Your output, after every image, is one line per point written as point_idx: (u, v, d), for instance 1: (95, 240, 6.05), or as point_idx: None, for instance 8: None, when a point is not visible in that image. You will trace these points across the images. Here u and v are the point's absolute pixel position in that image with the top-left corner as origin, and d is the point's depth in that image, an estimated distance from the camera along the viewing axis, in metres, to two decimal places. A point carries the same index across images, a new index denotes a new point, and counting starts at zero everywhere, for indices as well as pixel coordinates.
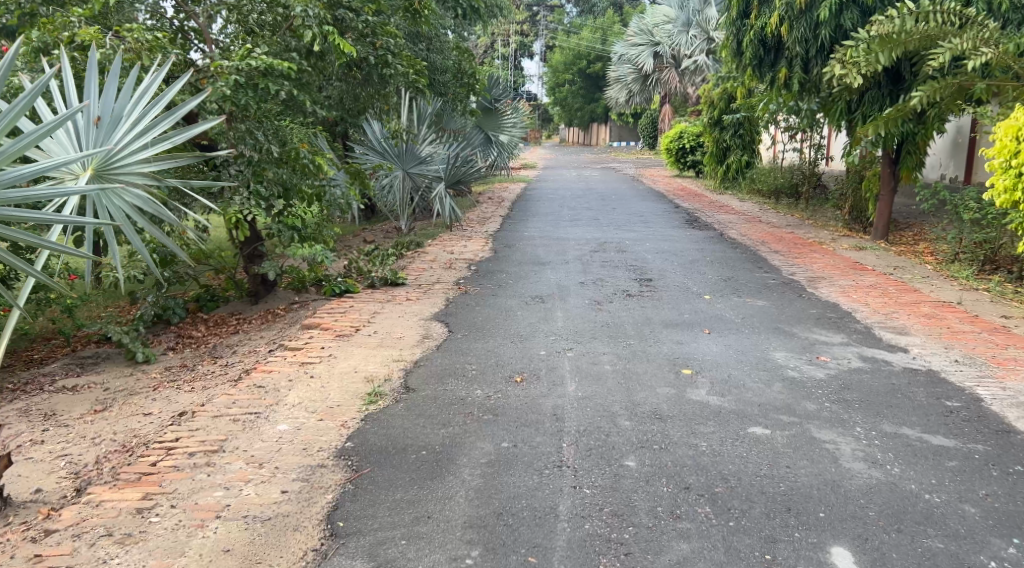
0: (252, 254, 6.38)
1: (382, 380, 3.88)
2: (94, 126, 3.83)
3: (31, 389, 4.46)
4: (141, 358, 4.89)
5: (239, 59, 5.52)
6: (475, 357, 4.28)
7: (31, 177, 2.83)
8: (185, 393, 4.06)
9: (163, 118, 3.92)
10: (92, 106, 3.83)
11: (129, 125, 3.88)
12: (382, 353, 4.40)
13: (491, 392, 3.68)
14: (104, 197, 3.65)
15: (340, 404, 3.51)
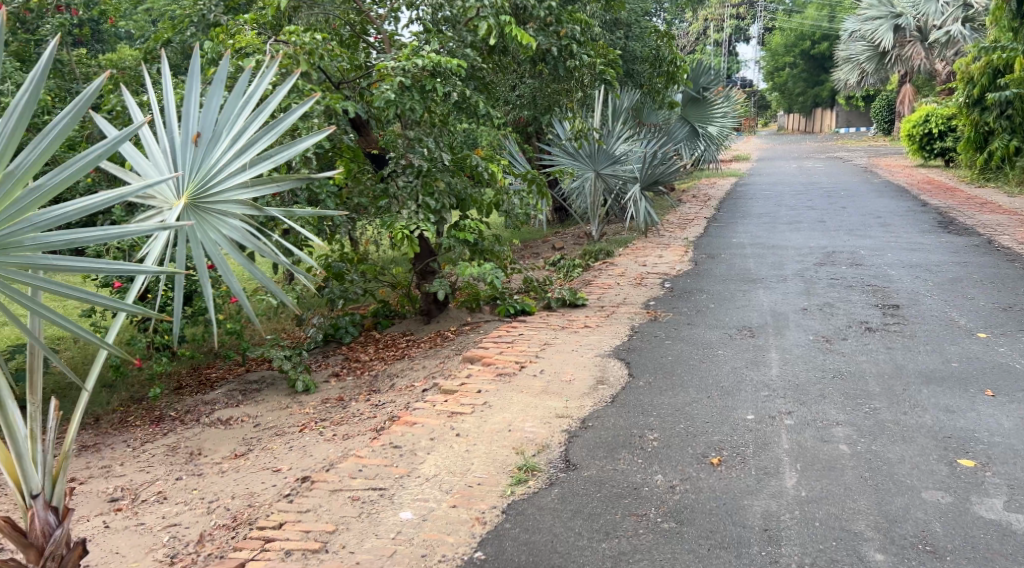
0: (424, 271, 6.16)
1: (533, 451, 3.51)
2: (193, 146, 3.30)
3: (188, 419, 5.06)
4: (300, 387, 5.16)
5: (404, 59, 5.08)
6: (660, 420, 3.71)
7: (72, 216, 2.41)
8: (322, 443, 4.25)
9: (264, 132, 3.36)
10: (191, 121, 3.31)
11: (231, 142, 3.33)
12: (544, 405, 3.97)
13: (675, 480, 3.18)
14: (196, 234, 3.23)
15: (481, 483, 3.27)
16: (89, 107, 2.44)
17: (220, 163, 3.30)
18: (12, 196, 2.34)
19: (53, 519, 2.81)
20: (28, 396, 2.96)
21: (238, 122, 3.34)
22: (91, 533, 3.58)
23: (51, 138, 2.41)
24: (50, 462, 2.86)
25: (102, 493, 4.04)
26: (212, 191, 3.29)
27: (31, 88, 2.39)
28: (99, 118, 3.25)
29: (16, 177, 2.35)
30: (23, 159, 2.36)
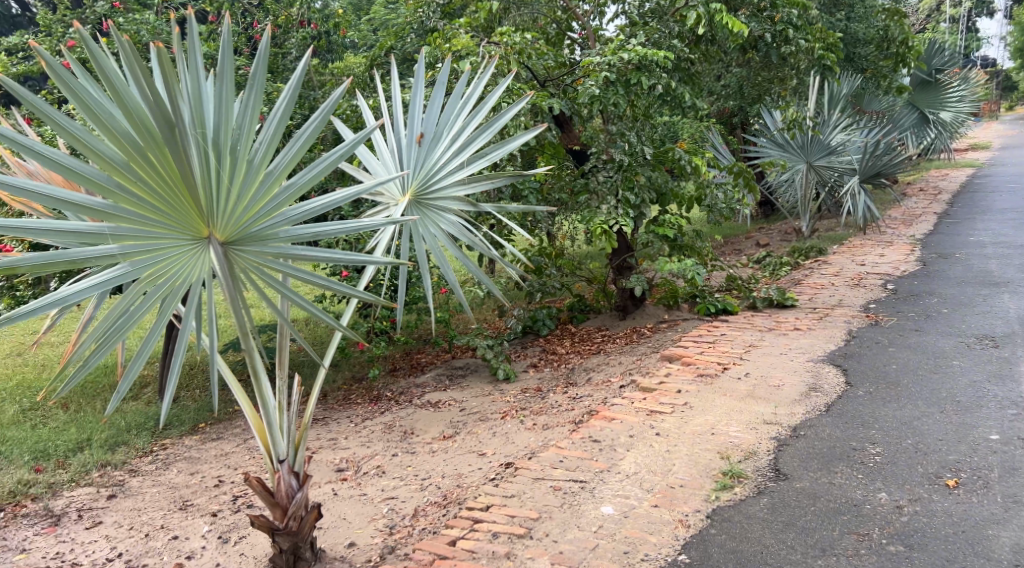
0: (623, 265, 8.34)
1: (734, 457, 5.11)
2: (418, 143, 5.12)
3: (404, 401, 7.75)
4: (502, 374, 7.60)
5: (611, 56, 6.80)
6: (886, 435, 5.05)
7: (315, 206, 3.80)
8: (525, 430, 6.43)
9: (484, 132, 5.16)
10: (417, 124, 5.13)
11: (451, 140, 5.14)
12: (754, 410, 5.61)
13: (903, 501, 4.43)
14: (423, 225, 5.12)
15: (682, 484, 4.92)
16: (331, 112, 3.84)
17: (440, 160, 5.12)
18: (272, 188, 3.78)
19: (293, 483, 4.64)
20: (281, 372, 4.69)
21: (458, 124, 5.14)
22: (326, 497, 5.84)
23: (299, 145, 3.81)
24: (291, 431, 4.68)
25: (332, 464, 6.45)
26: (435, 181, 5.14)
27: (280, 109, 3.81)
28: (339, 124, 5.01)
29: (274, 175, 3.78)
30: (276, 162, 3.79)
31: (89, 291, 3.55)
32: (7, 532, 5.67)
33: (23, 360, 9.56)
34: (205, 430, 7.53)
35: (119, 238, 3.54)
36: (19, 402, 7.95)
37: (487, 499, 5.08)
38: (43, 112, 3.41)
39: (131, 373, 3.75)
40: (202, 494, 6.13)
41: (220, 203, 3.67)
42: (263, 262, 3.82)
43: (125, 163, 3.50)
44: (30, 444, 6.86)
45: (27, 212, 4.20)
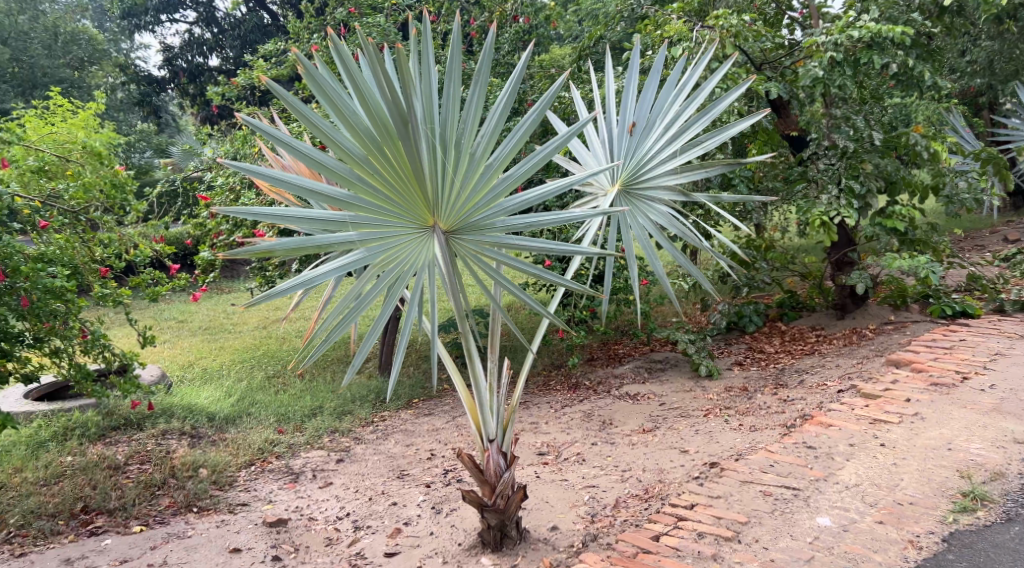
0: (842, 260, 7.78)
1: (973, 476, 4.76)
2: (630, 133, 4.90)
3: (602, 391, 7.56)
4: (705, 372, 7.29)
5: (838, 33, 6.39)
6: None
7: (530, 198, 4.07)
8: (735, 429, 6.08)
9: (697, 120, 4.85)
10: (629, 114, 4.91)
11: (664, 130, 4.88)
12: (1001, 427, 5.23)
13: None
14: (631, 217, 4.93)
15: (916, 501, 4.62)
16: (547, 108, 4.08)
17: (652, 150, 4.87)
18: (492, 179, 4.11)
19: (501, 463, 4.67)
20: (491, 353, 4.82)
21: (673, 112, 4.88)
22: (529, 479, 5.79)
23: (520, 136, 4.09)
24: (501, 411, 4.72)
25: (534, 447, 6.39)
26: (647, 173, 4.91)
27: (502, 105, 4.10)
28: (553, 120, 5.23)
29: (493, 168, 4.10)
30: (497, 155, 4.10)
31: (335, 273, 4.01)
32: (255, 484, 6.03)
33: (266, 335, 10.38)
34: (418, 406, 7.74)
35: (359, 226, 4.03)
36: (265, 370, 8.60)
37: (693, 497, 4.92)
38: (298, 111, 3.94)
39: (365, 346, 4.10)
40: (418, 466, 6.27)
41: (444, 194, 4.08)
42: (481, 250, 4.21)
43: (364, 157, 3.98)
44: (274, 407, 7.37)
45: (283, 201, 4.80)
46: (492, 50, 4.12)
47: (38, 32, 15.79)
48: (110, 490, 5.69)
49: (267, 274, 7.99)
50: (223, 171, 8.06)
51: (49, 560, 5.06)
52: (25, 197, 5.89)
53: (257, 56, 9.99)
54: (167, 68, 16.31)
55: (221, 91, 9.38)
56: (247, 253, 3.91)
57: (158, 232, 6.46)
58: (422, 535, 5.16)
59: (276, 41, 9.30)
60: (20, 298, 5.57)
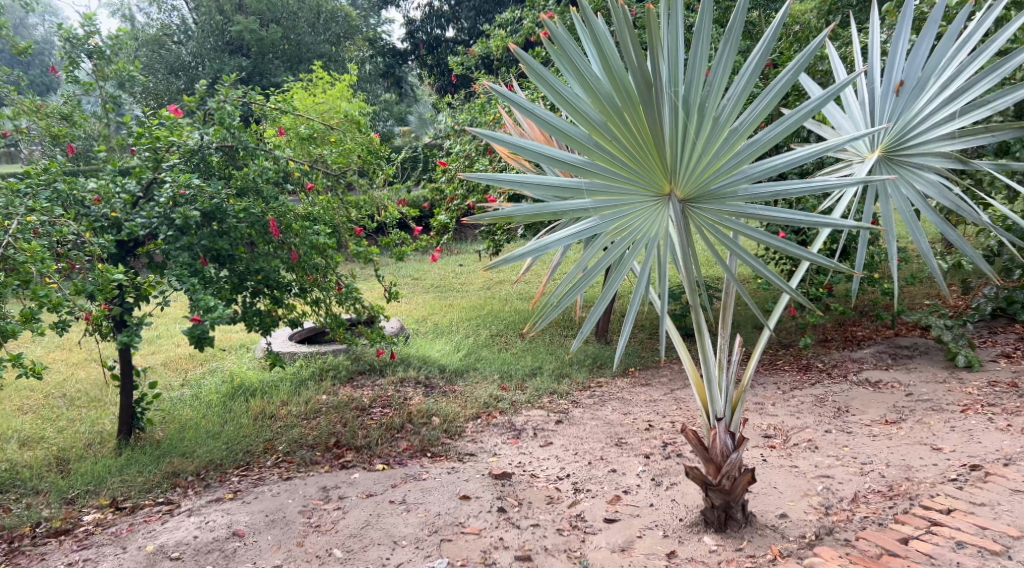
0: None
1: None
2: (896, 93, 4.50)
3: (838, 376, 7.10)
4: (962, 362, 6.66)
5: None
6: None
7: (780, 165, 3.79)
8: (1000, 427, 5.53)
9: (983, 78, 4.25)
10: (896, 72, 4.51)
11: (939, 89, 4.40)
12: None
13: None
14: (894, 187, 4.53)
15: None
16: (804, 71, 3.78)
17: (923, 112, 4.44)
18: (737, 145, 3.85)
19: (729, 443, 4.45)
20: (721, 329, 4.59)
21: (952, 69, 4.36)
22: (756, 461, 5.52)
23: (771, 98, 3.80)
24: (730, 390, 4.49)
25: (760, 430, 6.08)
26: (915, 137, 4.49)
27: (752, 67, 3.84)
28: (806, 80, 4.86)
29: (738, 133, 3.85)
30: (743, 121, 3.84)
31: (565, 242, 3.92)
32: (482, 436, 6.18)
33: (491, 295, 10.65)
34: (635, 374, 7.63)
35: (594, 193, 3.92)
36: (489, 328, 8.81)
37: (949, 502, 4.55)
38: (539, 76, 3.86)
39: (592, 317, 3.99)
40: (636, 435, 6.16)
41: (684, 160, 3.88)
42: (720, 221, 3.99)
43: (603, 124, 3.86)
44: (499, 364, 7.54)
45: (518, 168, 4.78)
46: (745, 6, 3.86)
47: (305, 11, 16.61)
48: (357, 429, 6.11)
49: (497, 237, 8.11)
50: (460, 137, 8.28)
51: (308, 485, 5.41)
52: (296, 161, 6.33)
53: (493, 25, 10.16)
54: (410, 40, 17.14)
55: (459, 60, 9.62)
56: (486, 219, 3.92)
57: (403, 195, 6.68)
58: (642, 506, 5.07)
59: (514, 8, 9.38)
60: (290, 252, 6.03)
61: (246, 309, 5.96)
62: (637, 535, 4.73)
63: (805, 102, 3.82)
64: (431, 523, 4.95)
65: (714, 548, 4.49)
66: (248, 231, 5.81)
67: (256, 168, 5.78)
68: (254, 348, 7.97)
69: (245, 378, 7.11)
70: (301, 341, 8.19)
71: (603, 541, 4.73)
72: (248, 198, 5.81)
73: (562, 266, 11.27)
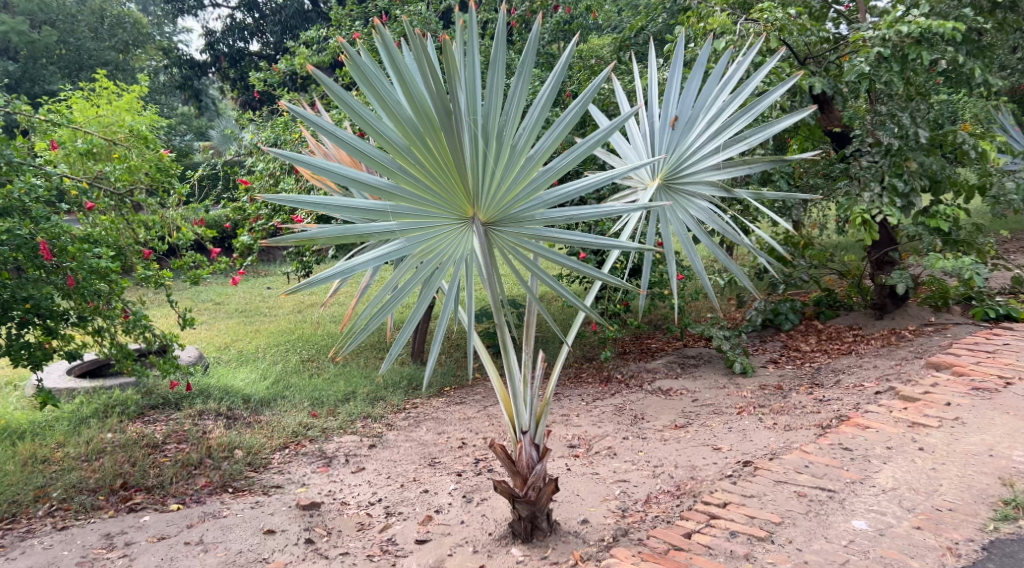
0: (882, 259, 8.12)
1: (1013, 482, 4.87)
2: (671, 127, 4.87)
3: (634, 386, 7.54)
4: (738, 369, 7.33)
5: (887, 28, 6.99)
6: None
7: (574, 192, 4.03)
8: (777, 426, 6.13)
9: (740, 115, 4.79)
10: (671, 108, 4.89)
11: (707, 124, 4.83)
12: None
13: None
14: (671, 212, 4.93)
15: (957, 505, 4.73)
16: (591, 103, 4.04)
17: (693, 145, 4.83)
18: (534, 173, 4.06)
19: (534, 454, 4.65)
20: (525, 345, 4.79)
21: (717, 106, 4.81)
22: (561, 471, 5.77)
23: (562, 128, 4.03)
24: (534, 403, 4.70)
25: (566, 440, 6.37)
26: (687, 168, 4.89)
27: (544, 98, 4.06)
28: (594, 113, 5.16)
29: (534, 161, 4.06)
30: (539, 149, 4.06)
31: (374, 263, 3.97)
32: (289, 467, 6.09)
33: (301, 319, 10.46)
34: (450, 394, 7.75)
35: (400, 216, 4.00)
36: (299, 354, 8.68)
37: (725, 496, 4.97)
38: (341, 99, 3.90)
39: (402, 337, 4.07)
40: (449, 454, 6.28)
41: (486, 186, 4.04)
42: (519, 242, 4.18)
43: (407, 147, 3.95)
44: (309, 391, 7.44)
45: (323, 188, 4.77)
46: (536, 39, 4.07)
47: (86, 15, 15.79)
48: (148, 468, 5.83)
49: (305, 258, 8.03)
50: (263, 157, 8.13)
51: (88, 534, 5.14)
52: (73, 179, 6.01)
53: (299, 42, 10.10)
54: (210, 52, 16.52)
55: (261, 76, 9.41)
56: (290, 240, 3.91)
57: (200, 216, 6.49)
58: (453, 523, 5.18)
59: (318, 27, 9.34)
60: (66, 278, 5.70)
61: (9, 342, 5.53)
62: (447, 553, 4.83)
63: (593, 132, 4.07)
64: (232, 561, 4.84)
65: (521, 559, 4.67)
66: (14, 254, 5.46)
67: (22, 186, 5.44)
68: (25, 385, 7.41)
69: (13, 419, 6.61)
70: (81, 375, 7.75)
71: (414, 562, 4.79)
72: (13, 218, 5.45)
73: (373, 288, 11.29)
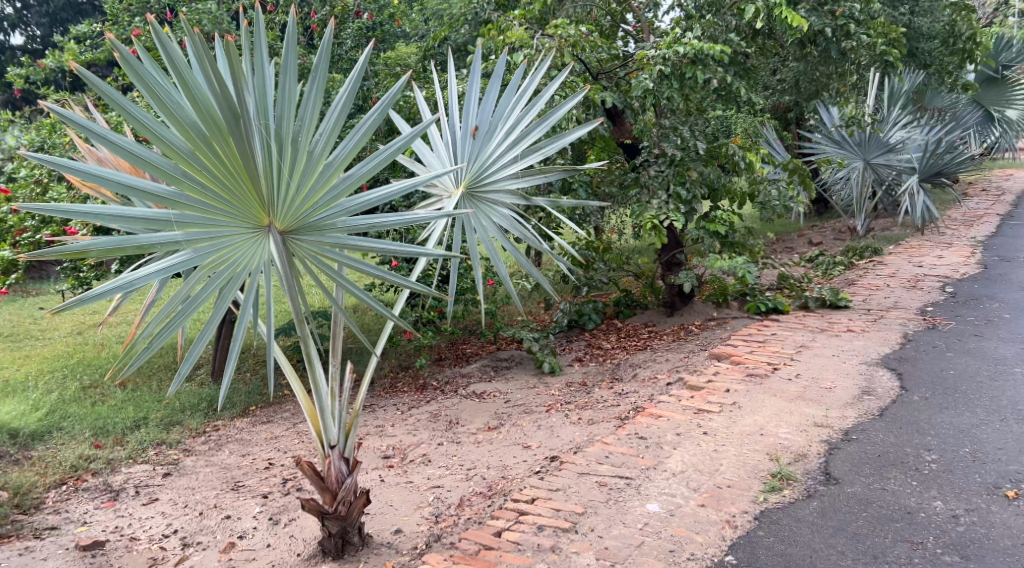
0: (671, 261, 8.85)
1: (781, 457, 5.49)
2: (473, 136, 5.14)
3: (449, 392, 7.76)
4: (547, 368, 7.73)
5: (665, 49, 7.60)
6: (936, 440, 5.56)
7: (376, 199, 4.12)
8: (580, 421, 6.55)
9: (536, 125, 5.10)
10: (472, 117, 5.15)
11: (505, 134, 5.12)
12: (806, 413, 6.07)
13: (958, 510, 4.78)
14: (476, 220, 5.15)
15: (735, 480, 5.27)
16: (390, 111, 4.14)
17: (494, 154, 5.12)
18: (334, 181, 4.14)
19: (343, 469, 4.76)
20: (332, 358, 4.89)
21: (513, 117, 5.11)
22: (374, 483, 5.91)
23: (361, 134, 4.12)
24: (343, 417, 4.82)
25: (379, 451, 6.50)
26: (489, 176, 5.14)
27: (339, 106, 4.16)
28: (397, 122, 5.34)
29: (332, 168, 4.14)
30: (338, 157, 4.13)
31: (156, 276, 3.89)
32: (68, 505, 5.85)
33: (81, 341, 9.96)
34: (255, 413, 7.69)
35: (185, 225, 3.92)
36: (79, 380, 8.28)
37: (533, 492, 5.29)
38: (117, 103, 3.80)
39: (191, 354, 4.02)
40: (254, 476, 6.26)
41: (281, 193, 4.07)
42: (321, 251, 4.21)
43: (191, 152, 3.89)
44: (90, 421, 7.13)
45: (100, 196, 4.61)
46: (330, 47, 4.12)
47: None
48: None
49: (80, 274, 7.73)
50: (28, 163, 7.70)
51: None
52: None
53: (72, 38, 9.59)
54: None
55: (26, 73, 8.85)
56: (57, 252, 3.76)
57: None
58: (258, 548, 5.20)
59: (91, 23, 8.91)
60: None
61: None
62: None
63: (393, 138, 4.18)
64: None
65: None
66: None
67: None
68: None
69: None
70: None
71: None
72: None
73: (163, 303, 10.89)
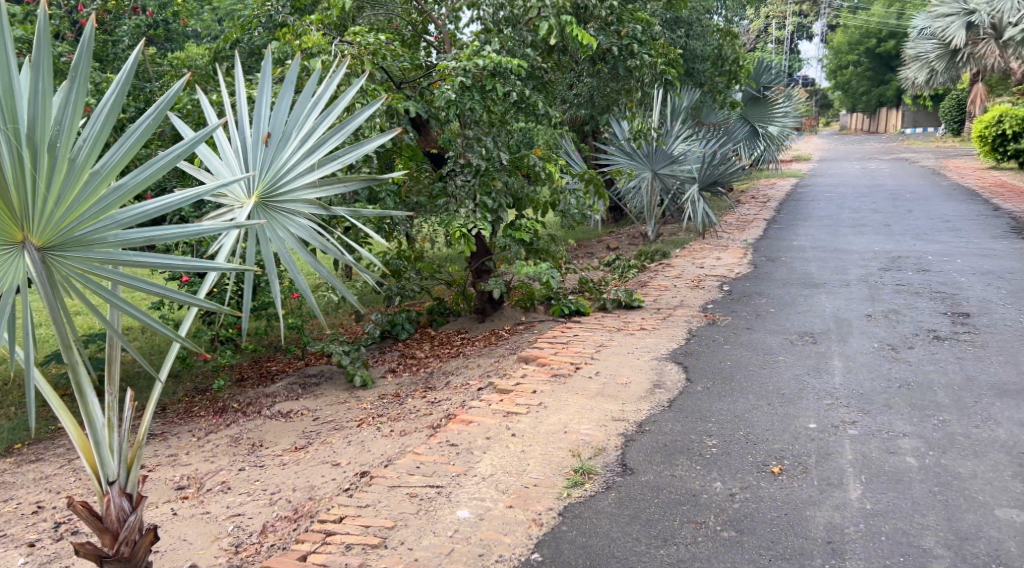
0: (480, 268, 9.07)
1: (581, 452, 5.80)
2: (264, 143, 5.12)
3: (253, 414, 7.58)
4: (358, 382, 7.73)
5: (466, 60, 7.82)
6: (715, 426, 6.06)
7: (152, 209, 3.79)
8: (386, 433, 6.62)
9: (333, 134, 5.15)
10: (263, 124, 5.12)
11: (300, 142, 5.12)
12: (602, 408, 6.44)
13: (735, 489, 5.23)
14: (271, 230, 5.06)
15: (540, 479, 5.51)
16: (167, 114, 3.91)
17: (288, 162, 5.08)
18: (103, 191, 3.77)
19: (126, 506, 4.51)
20: (108, 389, 4.65)
21: (308, 125, 5.14)
22: (165, 518, 5.68)
23: (132, 140, 3.87)
24: (123, 451, 4.58)
25: (171, 483, 6.26)
26: (284, 184, 5.09)
27: (108, 109, 3.85)
28: (183, 128, 5.19)
29: (101, 177, 3.77)
30: (106, 165, 3.79)
31: None
32: None
33: None
34: (21, 451, 7.25)
35: None
36: None
37: (341, 510, 5.28)
38: None
39: None
40: (20, 523, 5.86)
41: (37, 205, 3.59)
42: (90, 269, 3.77)
43: None
44: None
45: None
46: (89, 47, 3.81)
47: None
48: None
49: None
50: None
51: None
52: None
53: None
54: None
55: None
56: None
57: None
58: None
59: None
60: None
61: None
62: None
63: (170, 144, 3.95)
64: None
65: None
66: None
67: None
68: None
69: None
70: None
71: None
72: None
73: None
